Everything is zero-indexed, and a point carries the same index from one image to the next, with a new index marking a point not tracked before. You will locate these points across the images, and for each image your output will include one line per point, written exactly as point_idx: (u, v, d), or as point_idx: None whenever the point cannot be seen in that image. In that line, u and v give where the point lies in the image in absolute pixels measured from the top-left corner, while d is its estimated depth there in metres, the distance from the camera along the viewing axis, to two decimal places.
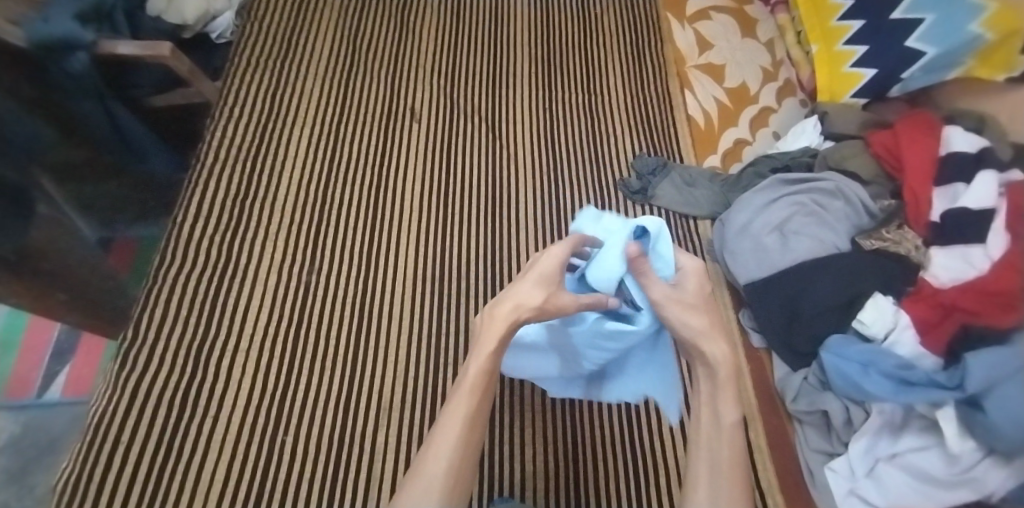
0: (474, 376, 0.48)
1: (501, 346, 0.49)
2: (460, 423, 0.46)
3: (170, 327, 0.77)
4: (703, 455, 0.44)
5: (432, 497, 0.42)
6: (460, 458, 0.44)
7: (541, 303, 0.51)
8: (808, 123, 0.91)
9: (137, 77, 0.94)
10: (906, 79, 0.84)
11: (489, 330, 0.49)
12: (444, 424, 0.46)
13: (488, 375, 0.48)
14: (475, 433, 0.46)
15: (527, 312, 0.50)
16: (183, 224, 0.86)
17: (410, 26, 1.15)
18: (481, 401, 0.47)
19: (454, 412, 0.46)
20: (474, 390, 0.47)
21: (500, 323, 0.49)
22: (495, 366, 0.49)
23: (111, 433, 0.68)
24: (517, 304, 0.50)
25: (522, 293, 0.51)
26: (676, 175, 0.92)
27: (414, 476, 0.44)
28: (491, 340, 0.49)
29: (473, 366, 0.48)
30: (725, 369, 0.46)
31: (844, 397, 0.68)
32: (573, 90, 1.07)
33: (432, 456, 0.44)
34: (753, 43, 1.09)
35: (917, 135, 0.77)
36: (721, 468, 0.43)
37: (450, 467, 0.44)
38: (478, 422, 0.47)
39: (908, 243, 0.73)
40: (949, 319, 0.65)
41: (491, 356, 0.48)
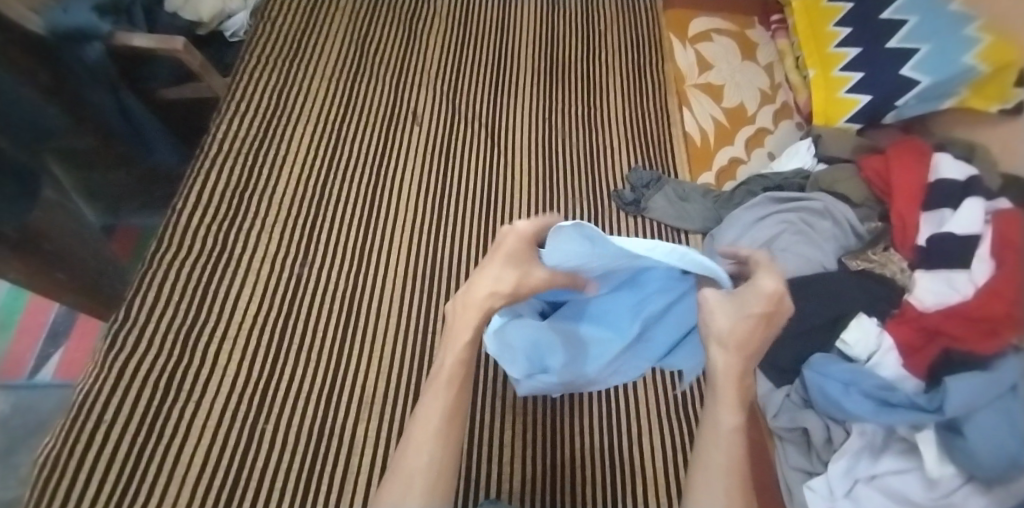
0: (451, 368, 0.51)
1: (475, 334, 0.53)
2: (438, 418, 0.49)
3: (161, 310, 0.79)
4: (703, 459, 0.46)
5: (414, 492, 0.45)
6: (440, 452, 0.47)
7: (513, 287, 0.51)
8: (803, 145, 0.93)
9: (153, 70, 0.97)
10: (901, 106, 0.85)
11: (463, 317, 0.53)
12: (423, 421, 0.49)
13: (464, 365, 0.51)
14: (453, 427, 0.49)
15: (502, 296, 0.52)
16: (182, 212, 0.88)
17: (417, 32, 1.18)
18: (458, 395, 0.50)
19: (433, 406, 0.49)
20: (451, 382, 0.50)
21: (473, 310, 0.52)
22: (471, 356, 0.52)
23: (94, 410, 0.69)
24: (494, 292, 0.52)
25: (492, 277, 0.52)
26: (670, 189, 0.93)
27: (396, 472, 0.46)
28: (466, 330, 0.52)
29: (448, 360, 0.52)
30: (728, 376, 0.47)
31: (826, 415, 0.69)
32: (573, 102, 1.09)
33: (413, 452, 0.47)
34: (753, 66, 1.11)
35: (908, 160, 0.78)
36: (717, 471, 0.45)
37: (430, 462, 0.46)
38: (457, 416, 0.49)
39: (893, 265, 0.74)
40: (931, 344, 0.65)
41: (467, 348, 0.52)
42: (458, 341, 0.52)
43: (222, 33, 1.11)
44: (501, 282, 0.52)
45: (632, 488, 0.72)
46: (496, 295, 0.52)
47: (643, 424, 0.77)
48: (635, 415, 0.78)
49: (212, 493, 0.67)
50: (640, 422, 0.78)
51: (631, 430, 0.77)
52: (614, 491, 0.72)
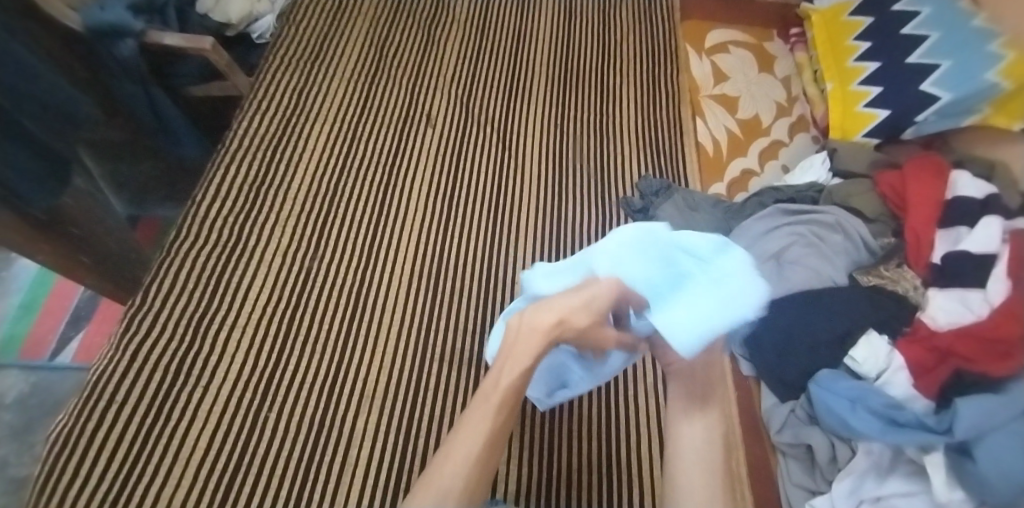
0: (504, 393, 0.50)
1: (533, 361, 0.51)
2: (479, 442, 0.48)
3: (176, 298, 0.81)
4: (691, 448, 0.51)
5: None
6: (475, 474, 0.46)
7: (586, 328, 0.52)
8: (817, 158, 0.91)
9: (179, 69, 1.01)
10: (920, 122, 0.84)
11: (526, 340, 0.52)
12: (462, 442, 0.48)
13: (515, 393, 0.50)
14: (492, 451, 0.48)
15: (570, 331, 0.52)
16: (201, 204, 0.90)
17: (436, 37, 1.20)
18: (503, 420, 0.49)
19: (477, 425, 0.49)
20: (501, 408, 0.49)
21: (535, 335, 0.52)
22: (522, 384, 0.51)
23: (107, 391, 0.72)
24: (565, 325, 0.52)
25: (570, 307, 0.52)
26: (680, 197, 0.91)
27: (428, 487, 0.46)
28: (526, 354, 0.51)
29: (501, 384, 0.51)
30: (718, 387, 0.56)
31: (831, 432, 0.67)
32: (586, 109, 1.10)
33: (447, 472, 0.46)
34: (770, 78, 1.11)
35: (924, 177, 0.77)
36: (710, 464, 0.51)
37: (465, 485, 0.46)
38: (498, 441, 0.49)
39: (906, 282, 0.72)
40: (944, 364, 0.62)
41: (522, 376, 0.51)
42: (515, 365, 0.51)
43: (249, 35, 1.15)
44: (576, 314, 0.52)
45: (631, 484, 0.73)
46: (563, 324, 0.52)
47: (642, 431, 0.77)
48: (635, 423, 0.78)
49: (214, 477, 0.68)
50: (639, 430, 0.77)
51: (630, 437, 0.76)
52: (611, 488, 0.72)
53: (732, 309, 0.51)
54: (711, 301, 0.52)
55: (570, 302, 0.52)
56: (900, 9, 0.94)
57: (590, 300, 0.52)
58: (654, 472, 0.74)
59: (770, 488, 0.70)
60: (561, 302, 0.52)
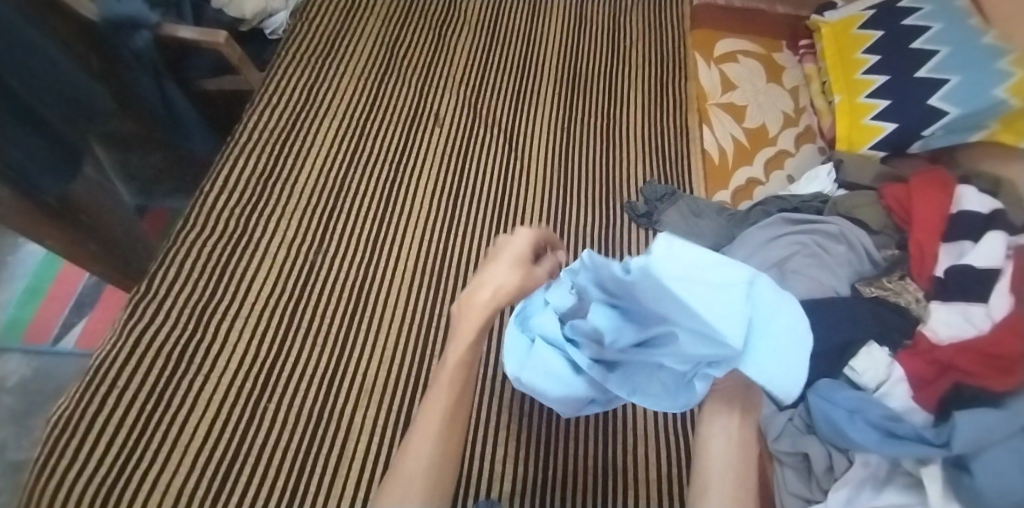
0: (452, 371, 0.52)
1: (479, 334, 0.54)
2: (438, 420, 0.49)
3: (181, 286, 0.82)
4: (720, 466, 0.46)
5: (414, 496, 0.44)
6: (440, 454, 0.47)
7: (518, 284, 0.57)
8: (823, 169, 0.92)
9: (197, 62, 1.03)
10: (928, 136, 0.85)
11: (468, 319, 0.54)
12: (424, 425, 0.49)
13: (465, 367, 0.52)
14: (454, 428, 0.49)
15: (505, 295, 0.56)
16: (209, 195, 0.92)
17: (447, 38, 1.21)
18: (460, 394, 0.51)
19: (433, 407, 0.50)
20: (452, 386, 0.51)
21: (477, 309, 0.55)
22: (472, 357, 0.53)
23: (109, 376, 0.72)
24: (497, 289, 0.56)
25: (498, 278, 0.56)
26: (684, 204, 0.92)
27: (396, 475, 0.46)
28: (470, 328, 0.54)
29: (449, 362, 0.53)
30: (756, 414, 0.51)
31: (828, 442, 0.67)
32: (593, 113, 1.11)
33: (412, 456, 0.47)
34: (778, 89, 1.11)
35: (930, 190, 0.77)
36: (738, 486, 0.45)
37: (430, 465, 0.46)
38: (458, 416, 0.50)
39: (909, 295, 0.72)
40: (943, 377, 0.62)
41: (469, 351, 0.53)
42: (461, 343, 0.53)
43: (262, 31, 1.17)
44: (506, 281, 0.56)
45: (625, 485, 0.73)
46: (500, 291, 0.56)
47: (639, 435, 0.77)
48: (632, 426, 0.77)
49: (211, 465, 0.69)
50: (637, 434, 0.77)
51: (628, 440, 0.76)
52: (605, 488, 0.73)
53: (804, 335, 0.50)
54: (787, 339, 0.50)
55: (497, 271, 0.57)
56: (910, 23, 0.94)
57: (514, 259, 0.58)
58: (650, 473, 0.74)
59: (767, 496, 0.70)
60: (490, 278, 0.56)
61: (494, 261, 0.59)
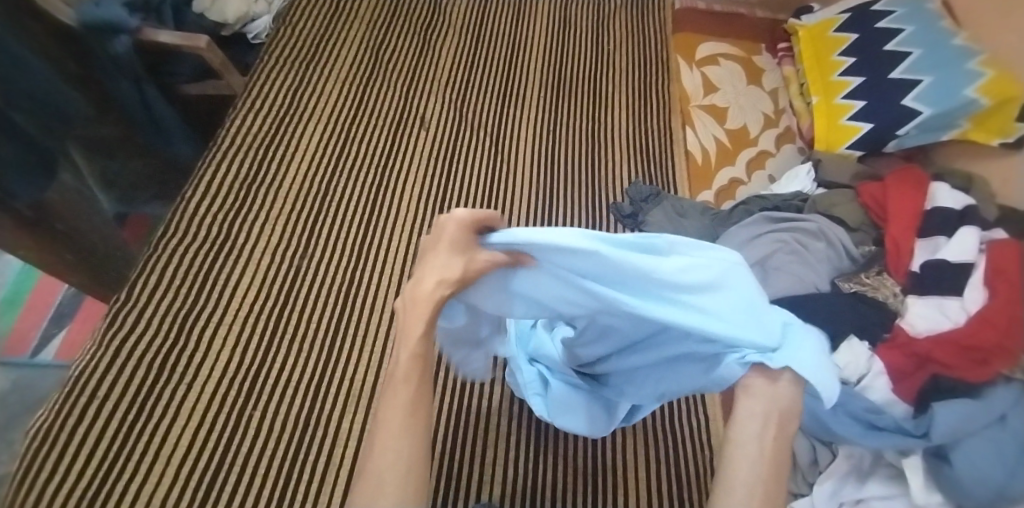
0: (407, 364, 0.46)
1: (432, 324, 0.47)
2: (400, 415, 0.44)
3: (162, 294, 0.81)
4: (749, 482, 0.40)
5: (387, 494, 0.40)
6: (408, 447, 0.42)
7: (462, 273, 0.46)
8: (803, 168, 0.94)
9: (175, 66, 1.01)
10: (902, 136, 0.87)
11: (413, 314, 0.46)
12: (385, 420, 0.43)
13: (422, 358, 0.46)
14: (419, 418, 0.44)
15: (452, 285, 0.46)
16: (190, 201, 0.91)
17: (431, 42, 1.21)
18: (420, 386, 0.45)
19: (392, 402, 0.44)
20: (409, 377, 0.45)
21: (422, 303, 0.46)
22: (428, 347, 0.46)
23: (89, 387, 0.71)
24: (440, 279, 0.46)
25: (440, 267, 0.47)
26: (669, 205, 0.92)
27: (365, 475, 0.41)
28: (419, 322, 0.46)
29: (403, 355, 0.46)
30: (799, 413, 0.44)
31: (813, 436, 0.68)
32: (577, 116, 1.11)
33: (378, 452, 0.42)
34: (758, 91, 1.13)
35: (905, 190, 0.79)
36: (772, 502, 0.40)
37: (398, 461, 0.41)
38: (421, 407, 0.45)
39: (886, 289, 0.74)
40: (922, 369, 0.64)
41: (422, 341, 0.46)
42: (411, 336, 0.46)
43: (245, 35, 1.16)
44: (449, 271, 0.46)
45: (614, 484, 0.74)
46: (445, 283, 0.46)
47: (627, 433, 0.78)
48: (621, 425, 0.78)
49: (195, 474, 0.68)
50: (623, 431, 0.78)
51: (615, 439, 0.77)
52: (593, 487, 0.73)
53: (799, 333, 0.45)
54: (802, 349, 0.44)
55: (439, 258, 0.47)
56: (883, 26, 0.96)
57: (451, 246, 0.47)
58: (639, 470, 0.75)
59: None
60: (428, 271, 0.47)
61: (432, 251, 0.48)
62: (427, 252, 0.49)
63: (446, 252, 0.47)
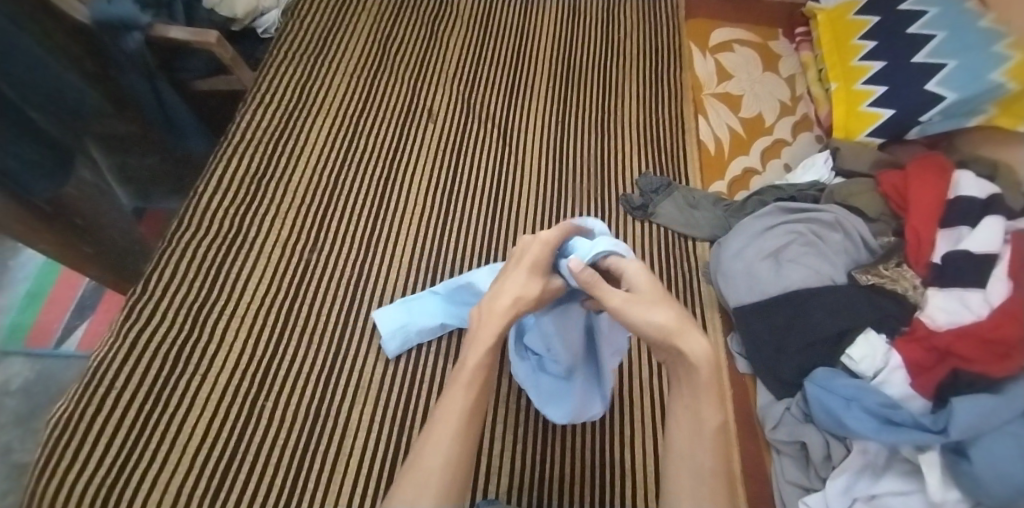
0: (472, 371, 0.52)
1: (498, 339, 0.54)
2: (456, 419, 0.49)
3: (177, 287, 0.83)
4: (688, 434, 0.49)
5: (430, 491, 0.45)
6: (457, 452, 0.48)
7: (538, 294, 0.55)
8: (820, 157, 0.91)
9: (187, 63, 1.02)
10: (925, 122, 0.84)
11: (487, 322, 0.54)
12: (441, 423, 0.49)
13: (484, 370, 0.52)
14: (471, 426, 0.49)
15: (526, 303, 0.55)
16: (203, 196, 0.91)
17: (440, 32, 1.21)
18: (478, 398, 0.51)
19: (451, 405, 0.50)
20: (470, 386, 0.51)
21: (496, 316, 0.54)
22: (492, 360, 0.53)
23: (106, 377, 0.73)
24: (517, 297, 0.54)
25: (519, 285, 0.55)
26: (680, 196, 0.93)
27: (414, 468, 0.47)
28: (490, 333, 0.53)
29: (469, 363, 0.52)
30: (708, 370, 0.48)
31: (826, 430, 0.66)
32: (587, 105, 1.10)
33: (430, 450, 0.47)
34: (774, 78, 1.12)
35: (927, 176, 0.76)
36: (704, 481, 0.47)
37: (446, 462, 0.47)
38: (474, 419, 0.50)
39: (905, 282, 0.71)
40: (942, 364, 0.62)
41: (489, 353, 0.53)
42: (482, 345, 0.53)
43: (255, 29, 1.17)
44: (526, 290, 0.55)
45: (623, 479, 0.73)
46: (520, 300, 0.55)
47: (636, 427, 0.77)
48: (630, 419, 0.78)
49: (210, 463, 0.69)
50: (633, 424, 0.77)
51: (624, 433, 0.76)
52: (602, 482, 0.72)
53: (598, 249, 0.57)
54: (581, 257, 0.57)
55: (519, 279, 0.55)
56: (906, 8, 0.94)
57: (533, 266, 0.56)
58: (648, 465, 0.74)
59: (765, 489, 0.69)
60: (507, 287, 0.55)
61: (514, 269, 0.56)
62: (508, 271, 0.57)
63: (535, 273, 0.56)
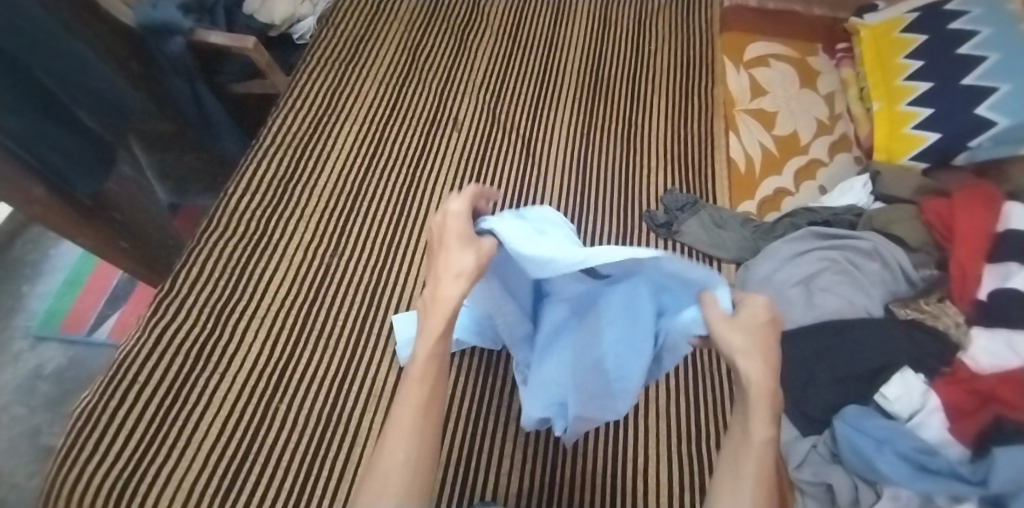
0: (424, 364, 0.51)
1: (448, 326, 0.52)
2: (412, 415, 0.49)
3: (202, 285, 0.84)
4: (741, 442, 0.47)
5: (392, 490, 0.44)
6: (417, 449, 0.47)
7: (476, 262, 0.51)
8: (858, 181, 0.87)
9: (223, 66, 1.05)
10: (974, 147, 0.81)
11: (434, 306, 0.51)
12: (397, 421, 0.48)
13: (435, 360, 0.51)
14: (431, 422, 0.49)
15: (468, 277, 0.51)
16: (232, 197, 0.94)
17: (469, 41, 1.21)
18: (432, 387, 0.50)
19: (406, 402, 0.49)
20: (423, 379, 0.50)
21: (444, 304, 0.51)
22: (443, 350, 0.52)
23: (131, 371, 0.75)
24: (456, 275, 0.51)
25: (456, 260, 0.51)
26: (707, 214, 0.90)
27: (374, 473, 0.46)
28: (439, 320, 0.51)
29: (419, 356, 0.51)
30: (759, 387, 0.46)
31: (855, 473, 0.61)
32: (615, 116, 1.08)
33: (389, 452, 0.47)
34: (812, 94, 1.07)
35: (976, 208, 0.73)
36: (745, 486, 0.45)
37: (406, 461, 0.46)
38: (431, 412, 0.49)
39: (947, 318, 0.68)
40: (983, 409, 0.59)
41: (438, 343, 0.51)
42: (431, 336, 0.51)
43: (291, 36, 1.20)
44: (464, 263, 0.52)
45: None
46: (462, 275, 0.51)
47: (651, 453, 0.73)
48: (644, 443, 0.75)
49: (222, 463, 0.70)
50: (647, 448, 0.74)
51: (637, 458, 0.73)
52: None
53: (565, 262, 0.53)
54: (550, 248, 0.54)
55: (450, 251, 0.52)
56: (956, 28, 0.90)
57: (462, 235, 0.53)
58: (660, 494, 0.70)
59: None
60: (450, 269, 0.51)
61: (441, 250, 0.53)
62: (435, 249, 0.54)
63: (457, 246, 0.52)
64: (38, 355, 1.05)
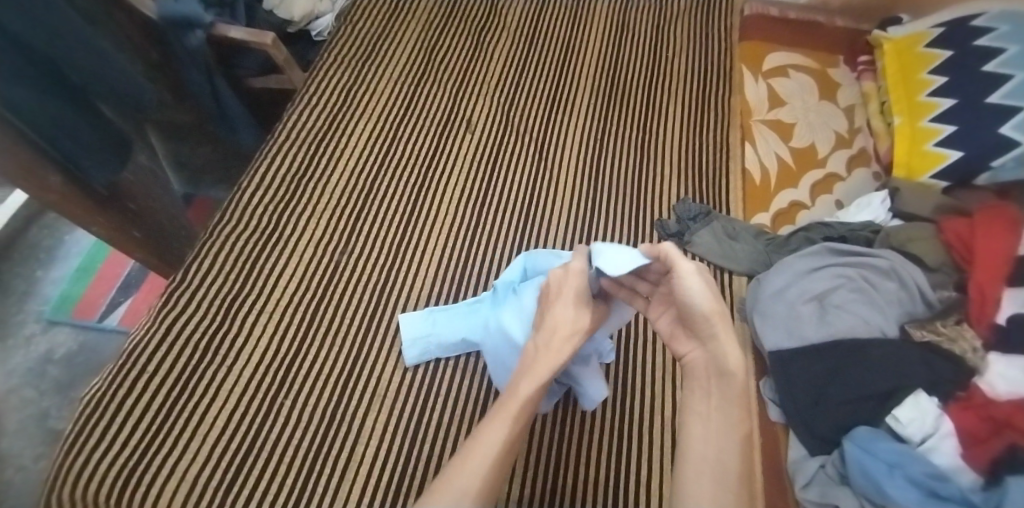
0: (522, 401, 0.51)
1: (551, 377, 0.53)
2: (495, 447, 0.48)
3: (213, 278, 0.85)
4: (723, 437, 0.47)
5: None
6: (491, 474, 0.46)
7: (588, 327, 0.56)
8: (876, 196, 0.85)
9: (243, 61, 1.07)
10: (997, 168, 0.78)
11: (545, 353, 0.53)
12: (480, 445, 0.48)
13: (531, 405, 0.51)
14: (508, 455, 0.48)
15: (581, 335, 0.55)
16: (246, 192, 0.94)
17: (486, 43, 1.20)
18: (520, 428, 0.49)
19: (494, 430, 0.49)
20: (516, 417, 0.50)
21: (551, 351, 0.53)
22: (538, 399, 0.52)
23: (140, 361, 0.76)
24: (568, 335, 0.54)
25: (570, 318, 0.55)
26: (719, 225, 0.89)
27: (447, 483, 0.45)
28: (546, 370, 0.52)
29: (519, 393, 0.51)
30: (741, 377, 0.49)
31: (862, 496, 0.60)
32: (629, 123, 1.07)
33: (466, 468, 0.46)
34: (831, 107, 1.06)
35: (996, 229, 0.71)
36: (728, 484, 0.45)
37: (479, 483, 0.45)
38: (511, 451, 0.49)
39: (965, 342, 0.66)
40: (998, 437, 0.57)
41: (538, 390, 0.51)
42: (534, 375, 0.52)
43: (309, 32, 1.21)
44: (577, 321, 0.55)
45: None
46: (576, 334, 0.55)
47: (654, 467, 0.71)
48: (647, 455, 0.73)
49: (224, 456, 0.70)
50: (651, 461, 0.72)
51: (641, 470, 0.70)
52: None
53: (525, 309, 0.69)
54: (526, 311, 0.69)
55: (564, 310, 0.55)
56: (982, 43, 0.88)
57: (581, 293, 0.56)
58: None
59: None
60: (557, 318, 0.55)
61: (557, 305, 0.56)
62: (553, 301, 0.57)
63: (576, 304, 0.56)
64: (49, 339, 1.06)
